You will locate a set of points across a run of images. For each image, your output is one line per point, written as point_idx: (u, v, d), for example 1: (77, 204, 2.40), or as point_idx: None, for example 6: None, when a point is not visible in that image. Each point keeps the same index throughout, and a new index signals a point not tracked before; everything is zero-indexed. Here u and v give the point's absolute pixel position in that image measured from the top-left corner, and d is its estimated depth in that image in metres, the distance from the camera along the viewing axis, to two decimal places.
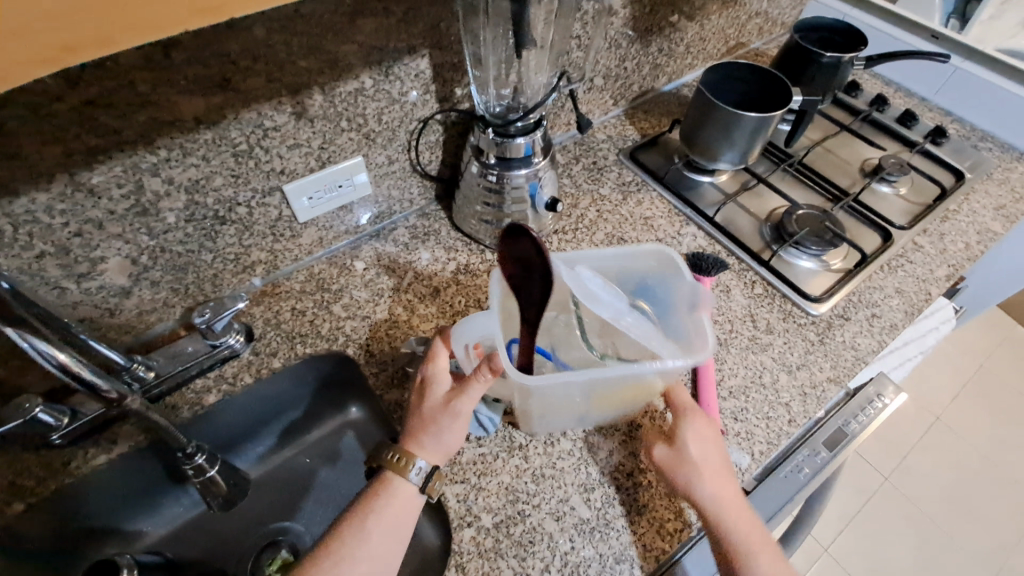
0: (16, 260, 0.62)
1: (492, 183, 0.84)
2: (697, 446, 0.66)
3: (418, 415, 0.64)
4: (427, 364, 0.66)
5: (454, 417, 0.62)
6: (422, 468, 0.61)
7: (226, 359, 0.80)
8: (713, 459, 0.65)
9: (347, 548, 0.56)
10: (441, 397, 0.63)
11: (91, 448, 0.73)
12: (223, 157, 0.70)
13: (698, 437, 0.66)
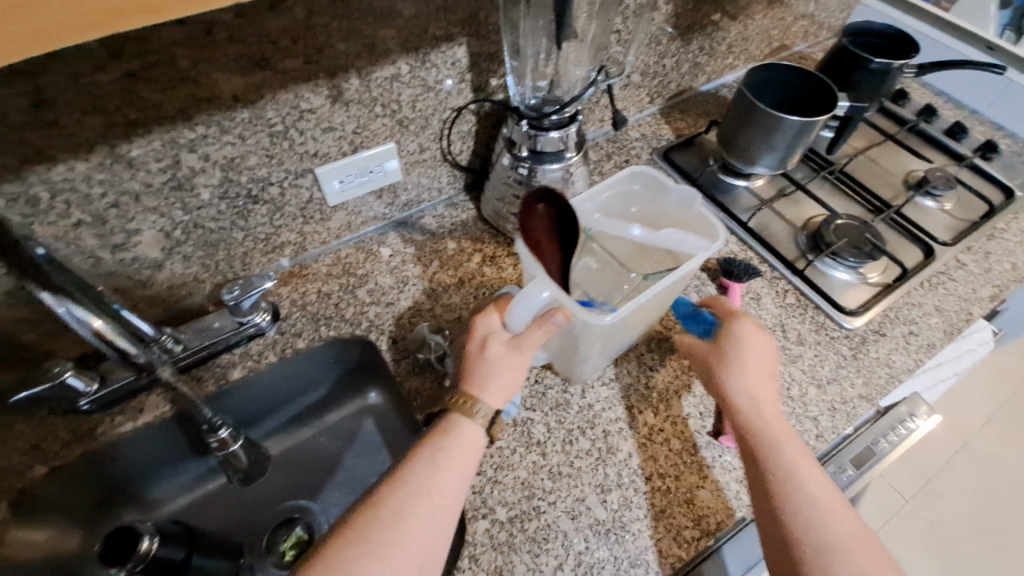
0: (55, 227, 0.64)
1: (522, 176, 0.83)
2: (745, 347, 0.68)
3: (475, 362, 0.62)
4: (479, 320, 0.65)
5: (517, 359, 0.62)
6: (486, 410, 0.59)
7: (252, 337, 0.80)
8: (762, 362, 0.68)
9: (417, 480, 0.53)
10: (501, 342, 0.63)
11: (120, 414, 0.74)
12: (259, 136, 0.70)
13: (752, 344, 0.69)
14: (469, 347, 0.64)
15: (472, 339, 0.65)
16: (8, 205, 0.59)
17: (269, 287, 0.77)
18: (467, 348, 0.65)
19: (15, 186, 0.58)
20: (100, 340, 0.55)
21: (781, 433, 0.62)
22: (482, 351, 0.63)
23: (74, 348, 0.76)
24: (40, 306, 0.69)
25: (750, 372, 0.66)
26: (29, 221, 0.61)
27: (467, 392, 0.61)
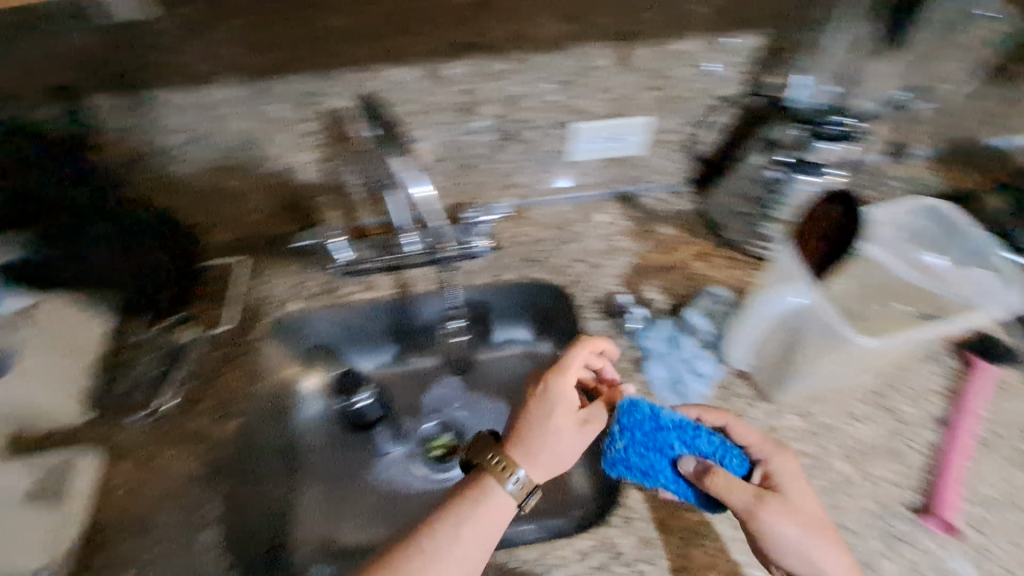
0: (368, 117, 0.74)
1: (769, 179, 0.82)
2: (795, 482, 0.58)
3: (540, 429, 0.59)
4: (555, 375, 0.62)
5: (580, 435, 0.59)
6: (521, 480, 0.56)
7: (467, 257, 0.87)
8: (805, 497, 0.58)
9: (434, 550, 0.52)
10: (566, 410, 0.60)
11: (357, 283, 0.86)
12: (545, 82, 0.74)
13: (793, 477, 0.58)
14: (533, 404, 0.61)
15: (539, 399, 0.61)
16: (348, 90, 0.70)
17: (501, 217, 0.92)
18: (534, 408, 0.60)
19: (361, 77, 0.68)
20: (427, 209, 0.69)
21: (807, 532, 0.55)
22: (540, 412, 0.60)
23: (336, 218, 0.90)
24: (329, 177, 0.83)
25: (799, 515, 0.56)
26: (354, 107, 0.72)
27: (507, 453, 0.58)
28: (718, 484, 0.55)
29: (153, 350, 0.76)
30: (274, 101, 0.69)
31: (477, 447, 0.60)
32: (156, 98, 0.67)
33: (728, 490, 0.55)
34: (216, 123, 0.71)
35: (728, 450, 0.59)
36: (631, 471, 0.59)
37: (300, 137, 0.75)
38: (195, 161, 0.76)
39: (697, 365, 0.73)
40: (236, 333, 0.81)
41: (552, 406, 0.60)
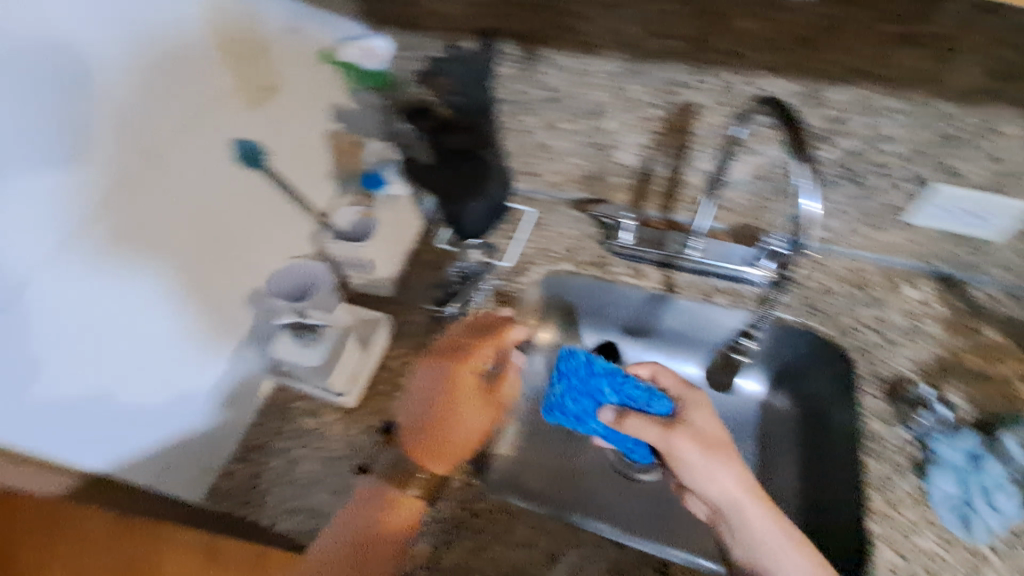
0: (719, 119, 0.73)
1: None
2: (705, 418, 0.66)
3: (427, 424, 0.74)
4: (462, 398, 0.79)
5: (484, 410, 0.81)
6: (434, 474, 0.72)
7: (746, 283, 0.84)
8: (717, 432, 0.66)
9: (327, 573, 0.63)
10: (455, 391, 0.78)
11: (628, 266, 0.89)
12: (930, 131, 0.67)
13: (704, 438, 0.64)
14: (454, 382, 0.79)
15: (414, 377, 0.77)
16: (717, 89, 0.70)
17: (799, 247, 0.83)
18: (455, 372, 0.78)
19: (736, 79, 0.68)
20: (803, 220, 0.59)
21: (738, 476, 0.63)
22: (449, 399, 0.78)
23: (624, 200, 0.91)
24: (644, 165, 0.84)
25: (705, 444, 0.64)
26: (712, 106, 0.72)
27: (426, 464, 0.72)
28: (675, 442, 0.64)
29: (461, 264, 0.86)
30: (641, 83, 0.72)
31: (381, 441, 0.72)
32: (544, 55, 0.74)
33: (640, 430, 0.65)
34: (579, 89, 0.76)
35: (647, 393, 0.66)
36: (566, 417, 0.69)
37: (642, 121, 0.77)
38: (540, 114, 0.83)
39: (998, 501, 0.62)
40: (514, 272, 0.88)
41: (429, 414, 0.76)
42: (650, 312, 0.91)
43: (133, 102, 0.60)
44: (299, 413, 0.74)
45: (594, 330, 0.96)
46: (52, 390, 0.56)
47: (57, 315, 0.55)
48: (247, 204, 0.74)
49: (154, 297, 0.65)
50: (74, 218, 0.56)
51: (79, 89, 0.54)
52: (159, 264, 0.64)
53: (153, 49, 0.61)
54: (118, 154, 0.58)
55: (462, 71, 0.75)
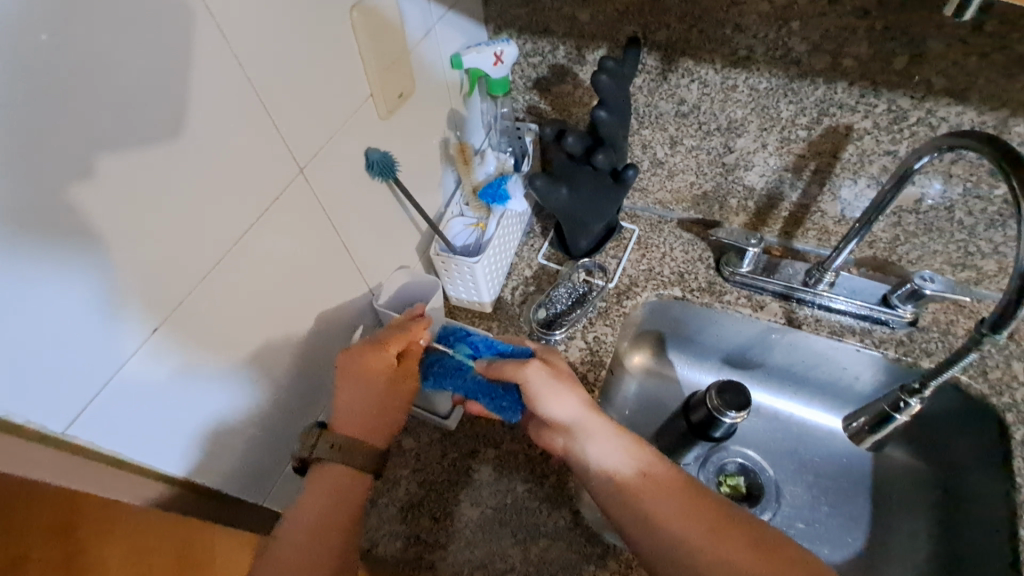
0: (876, 144, 0.66)
1: None
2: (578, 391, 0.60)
3: (349, 395, 0.57)
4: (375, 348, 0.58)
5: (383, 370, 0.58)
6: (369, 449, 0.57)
7: (879, 322, 0.76)
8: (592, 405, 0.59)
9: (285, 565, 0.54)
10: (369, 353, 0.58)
11: (744, 296, 0.81)
12: None
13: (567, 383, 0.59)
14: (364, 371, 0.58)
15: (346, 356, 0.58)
16: (881, 112, 0.63)
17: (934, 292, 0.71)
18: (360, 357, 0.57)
19: (907, 103, 0.61)
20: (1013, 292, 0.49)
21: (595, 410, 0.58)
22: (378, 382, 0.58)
23: (740, 223, 0.86)
24: (771, 188, 0.78)
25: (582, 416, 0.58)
26: (871, 131, 0.65)
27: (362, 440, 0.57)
28: (528, 375, 0.57)
29: (565, 285, 0.82)
30: (791, 101, 0.66)
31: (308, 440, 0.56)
32: (683, 66, 0.69)
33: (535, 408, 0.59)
34: (716, 104, 0.71)
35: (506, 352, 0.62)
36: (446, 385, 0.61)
37: (781, 141, 0.71)
38: (663, 128, 0.78)
39: None
40: (621, 294, 0.82)
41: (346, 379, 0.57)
42: (756, 345, 0.84)
43: (261, 71, 0.47)
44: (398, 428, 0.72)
45: (687, 358, 0.91)
46: (140, 386, 0.44)
47: (157, 342, 0.44)
48: (378, 210, 0.66)
49: (266, 292, 0.53)
50: (174, 209, 0.43)
51: (181, 61, 0.40)
52: (270, 255, 0.53)
53: (281, 17, 0.47)
54: (233, 124, 0.46)
55: (608, 86, 0.64)
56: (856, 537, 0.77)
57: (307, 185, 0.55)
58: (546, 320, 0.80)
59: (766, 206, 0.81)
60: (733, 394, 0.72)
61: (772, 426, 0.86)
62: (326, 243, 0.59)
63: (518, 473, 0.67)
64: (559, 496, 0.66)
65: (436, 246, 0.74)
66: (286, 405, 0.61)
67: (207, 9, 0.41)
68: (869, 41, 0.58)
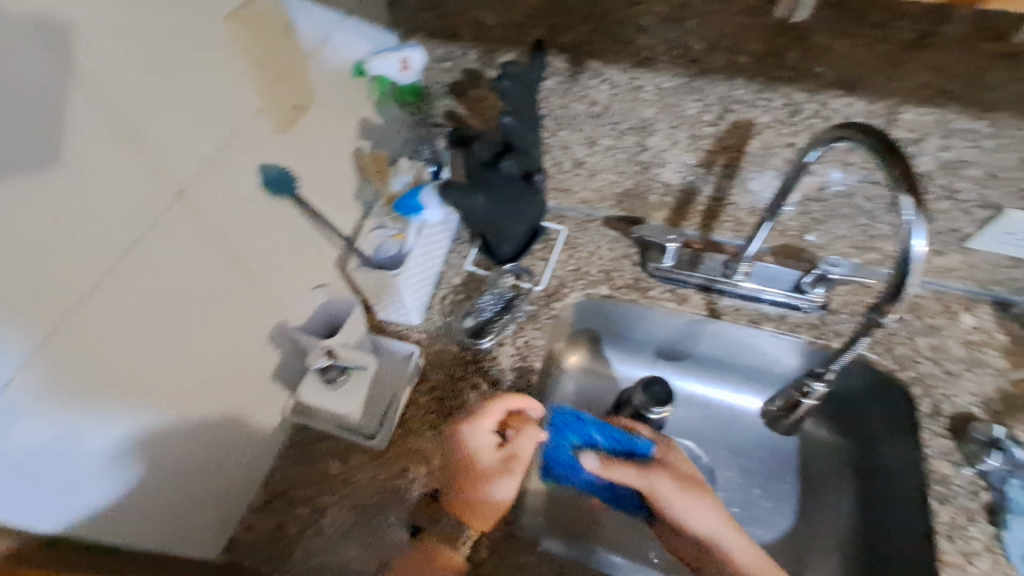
0: (777, 138, 0.68)
1: None
2: (684, 462, 0.70)
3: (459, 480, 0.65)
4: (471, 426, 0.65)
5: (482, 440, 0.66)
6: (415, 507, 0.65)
7: (794, 309, 0.79)
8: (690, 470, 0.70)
9: None
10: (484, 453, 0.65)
11: (668, 290, 0.83)
12: (1013, 156, 0.60)
13: (681, 459, 0.70)
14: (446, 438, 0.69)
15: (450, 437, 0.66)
16: (778, 107, 0.65)
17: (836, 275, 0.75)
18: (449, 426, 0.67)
19: (801, 97, 0.63)
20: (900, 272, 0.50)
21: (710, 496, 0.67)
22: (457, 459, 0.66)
23: (662, 218, 0.87)
24: (687, 183, 0.80)
25: (711, 512, 0.66)
26: (772, 125, 0.67)
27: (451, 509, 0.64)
28: (655, 483, 0.67)
29: (494, 291, 0.80)
30: (696, 99, 0.67)
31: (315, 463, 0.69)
32: (590, 67, 0.69)
33: (673, 492, 0.67)
34: (627, 104, 0.72)
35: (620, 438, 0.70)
36: (559, 462, 0.72)
37: (691, 138, 0.73)
38: (579, 129, 0.78)
39: None
40: (550, 296, 0.82)
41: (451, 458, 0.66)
42: (684, 338, 0.86)
43: (134, 99, 0.43)
44: (326, 453, 0.70)
45: (621, 354, 0.92)
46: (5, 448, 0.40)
47: (23, 397, 0.41)
48: (281, 229, 0.63)
49: (160, 334, 0.50)
50: (31, 254, 0.39)
51: (26, 91, 0.36)
52: (161, 292, 0.49)
53: (148, 34, 0.43)
54: (100, 155, 0.42)
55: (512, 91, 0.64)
56: (786, 516, 0.80)
57: (196, 213, 0.51)
58: (475, 328, 0.78)
59: (685, 201, 0.83)
60: (658, 390, 0.73)
61: (705, 412, 0.89)
62: (222, 269, 0.56)
63: (451, 489, 0.66)
64: (494, 509, 0.65)
65: (355, 262, 0.72)
66: (191, 444, 0.57)
67: (54, 31, 0.37)
68: (762, 39, 0.59)
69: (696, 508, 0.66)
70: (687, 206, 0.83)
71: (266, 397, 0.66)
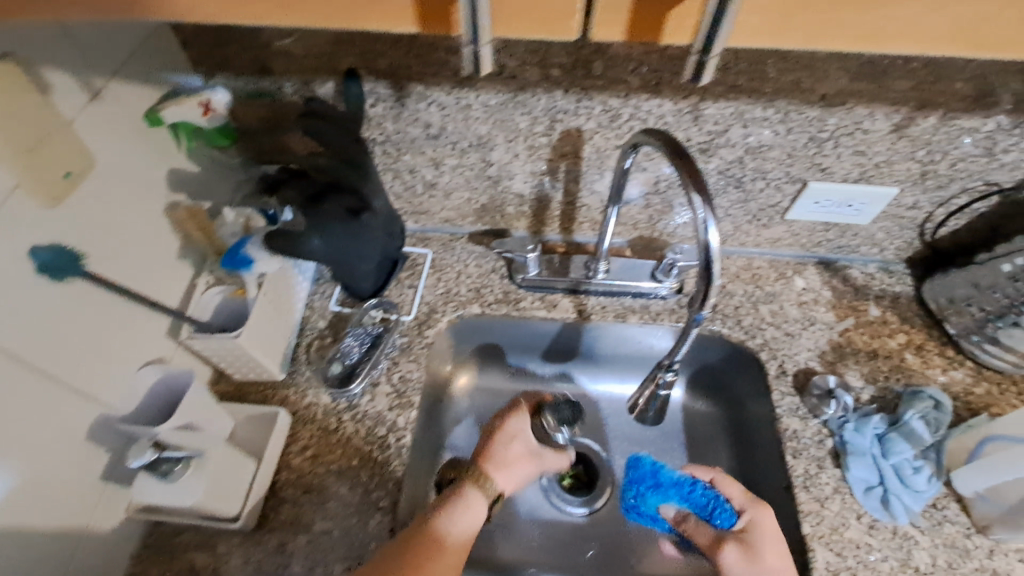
0: (606, 141, 0.71)
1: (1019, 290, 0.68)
2: (774, 545, 0.57)
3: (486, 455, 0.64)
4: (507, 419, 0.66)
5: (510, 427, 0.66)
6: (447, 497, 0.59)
7: (653, 297, 0.83)
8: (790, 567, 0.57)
9: None
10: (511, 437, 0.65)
11: (538, 299, 0.83)
12: (801, 136, 0.68)
13: (774, 541, 0.57)
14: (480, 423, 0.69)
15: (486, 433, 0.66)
16: (599, 112, 0.67)
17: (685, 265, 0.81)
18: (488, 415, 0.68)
19: (616, 102, 0.66)
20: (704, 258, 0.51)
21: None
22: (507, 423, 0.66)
23: (523, 227, 0.87)
24: (537, 192, 0.81)
25: (761, 564, 0.55)
26: (598, 130, 0.70)
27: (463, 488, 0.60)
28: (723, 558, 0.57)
29: (356, 331, 0.77)
30: (523, 112, 0.68)
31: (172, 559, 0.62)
32: (414, 91, 0.67)
33: (740, 565, 0.56)
34: (459, 123, 0.71)
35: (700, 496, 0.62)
36: (641, 517, 0.67)
37: (529, 149, 0.74)
38: (421, 151, 0.76)
39: (892, 465, 0.65)
40: (420, 324, 0.80)
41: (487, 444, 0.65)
42: (560, 342, 0.86)
43: None
44: (189, 546, 0.63)
45: (501, 370, 0.89)
46: None
47: None
48: (81, 311, 0.56)
49: None
50: None
51: None
52: None
53: None
54: None
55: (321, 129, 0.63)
56: None
57: None
58: (343, 373, 0.74)
59: (540, 209, 0.84)
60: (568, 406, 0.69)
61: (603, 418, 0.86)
62: (3, 374, 0.48)
63: (335, 552, 0.62)
64: None
65: (187, 329, 0.65)
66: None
67: None
68: (567, 51, 0.61)
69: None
70: (543, 213, 0.84)
71: (100, 498, 0.59)
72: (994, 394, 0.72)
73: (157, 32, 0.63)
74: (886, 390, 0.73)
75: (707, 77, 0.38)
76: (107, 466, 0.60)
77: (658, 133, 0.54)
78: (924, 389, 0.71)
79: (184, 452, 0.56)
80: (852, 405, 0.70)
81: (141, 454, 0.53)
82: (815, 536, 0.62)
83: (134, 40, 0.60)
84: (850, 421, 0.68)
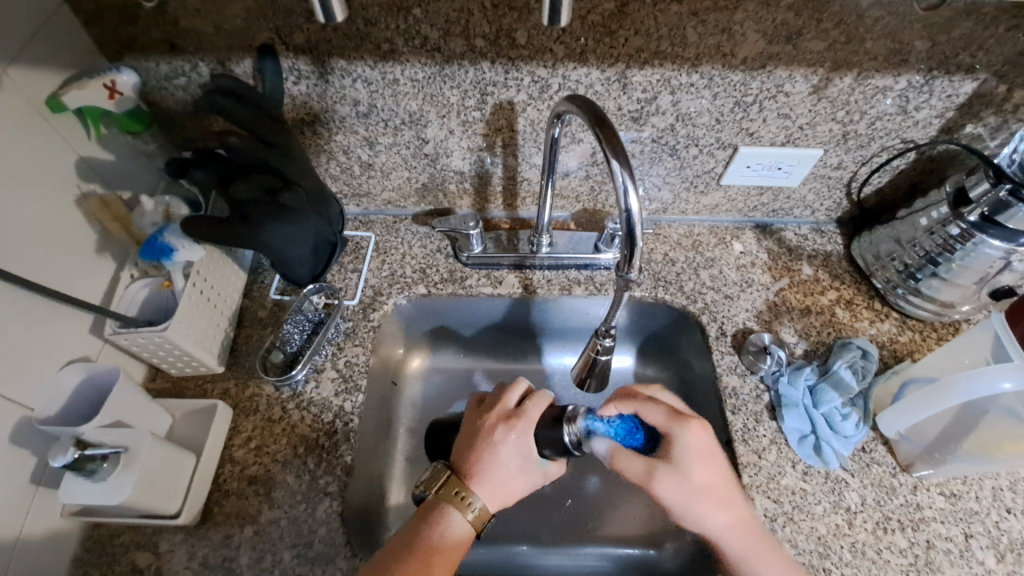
0: (540, 113, 0.71)
1: (935, 242, 0.72)
2: (700, 462, 0.55)
3: (484, 466, 0.57)
4: (505, 429, 0.58)
5: (510, 439, 0.58)
6: (442, 510, 0.55)
7: (598, 267, 0.83)
8: (721, 470, 0.56)
9: None
10: (511, 450, 0.58)
11: (484, 276, 0.82)
12: (727, 101, 0.69)
13: (703, 456, 0.55)
14: (472, 428, 0.61)
15: (482, 437, 0.59)
16: (529, 83, 0.67)
17: (613, 228, 0.80)
18: (482, 420, 0.60)
19: (544, 72, 0.66)
20: (628, 226, 0.52)
21: (722, 491, 0.56)
22: (506, 438, 0.58)
23: (467, 205, 0.86)
24: (477, 169, 0.80)
25: (689, 484, 0.55)
26: (529, 104, 0.70)
27: (457, 505, 0.55)
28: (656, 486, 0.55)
29: (296, 317, 0.75)
30: (452, 86, 0.68)
31: (117, 560, 0.60)
32: (337, 66, 0.66)
33: (673, 489, 0.55)
34: (388, 99, 0.70)
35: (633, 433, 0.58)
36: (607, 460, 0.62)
37: (463, 124, 0.73)
38: (353, 131, 0.74)
39: (824, 414, 0.68)
40: (365, 308, 0.78)
41: (484, 449, 0.58)
42: (510, 317, 0.86)
43: None
44: (131, 547, 0.61)
45: (452, 349, 0.88)
46: None
47: None
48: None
49: None
50: None
51: None
52: None
53: None
54: None
55: (233, 108, 0.60)
56: None
57: None
58: (284, 362, 0.72)
59: (481, 185, 0.82)
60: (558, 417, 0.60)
61: (558, 391, 0.87)
62: None
63: (284, 540, 0.61)
64: (333, 548, 0.60)
65: (112, 324, 0.62)
66: None
67: None
68: (488, 21, 0.61)
69: (697, 509, 0.55)
70: (484, 190, 0.83)
71: (30, 506, 0.56)
72: (919, 341, 0.76)
73: (55, 13, 0.59)
74: (818, 345, 0.76)
75: (564, 19, 0.39)
76: (35, 472, 0.57)
77: (580, 99, 0.54)
78: (851, 340, 0.74)
79: (110, 448, 0.54)
80: (785, 359, 0.73)
81: (62, 453, 0.50)
82: (753, 486, 0.65)
83: (32, 19, 0.57)
84: (784, 374, 0.72)
